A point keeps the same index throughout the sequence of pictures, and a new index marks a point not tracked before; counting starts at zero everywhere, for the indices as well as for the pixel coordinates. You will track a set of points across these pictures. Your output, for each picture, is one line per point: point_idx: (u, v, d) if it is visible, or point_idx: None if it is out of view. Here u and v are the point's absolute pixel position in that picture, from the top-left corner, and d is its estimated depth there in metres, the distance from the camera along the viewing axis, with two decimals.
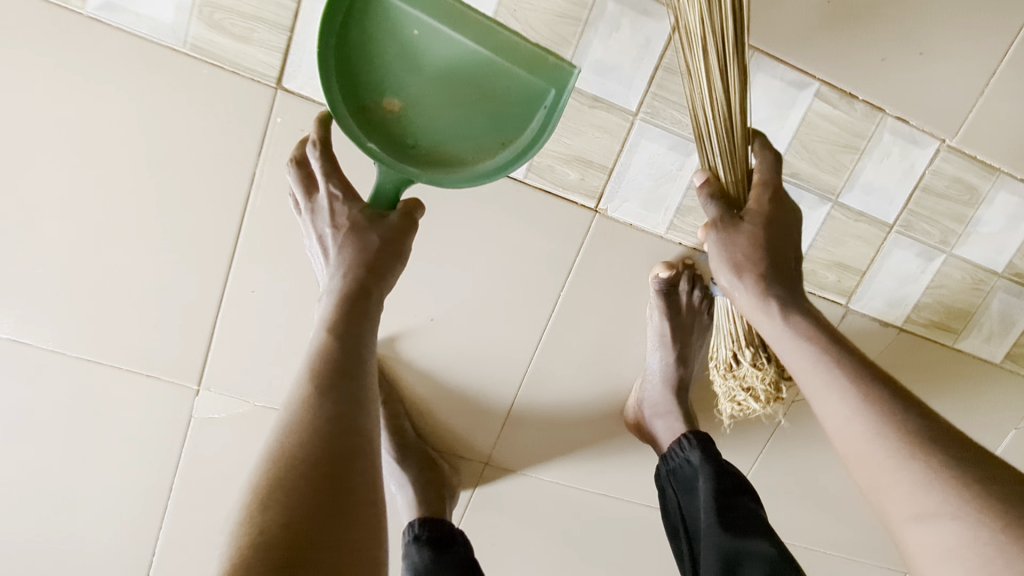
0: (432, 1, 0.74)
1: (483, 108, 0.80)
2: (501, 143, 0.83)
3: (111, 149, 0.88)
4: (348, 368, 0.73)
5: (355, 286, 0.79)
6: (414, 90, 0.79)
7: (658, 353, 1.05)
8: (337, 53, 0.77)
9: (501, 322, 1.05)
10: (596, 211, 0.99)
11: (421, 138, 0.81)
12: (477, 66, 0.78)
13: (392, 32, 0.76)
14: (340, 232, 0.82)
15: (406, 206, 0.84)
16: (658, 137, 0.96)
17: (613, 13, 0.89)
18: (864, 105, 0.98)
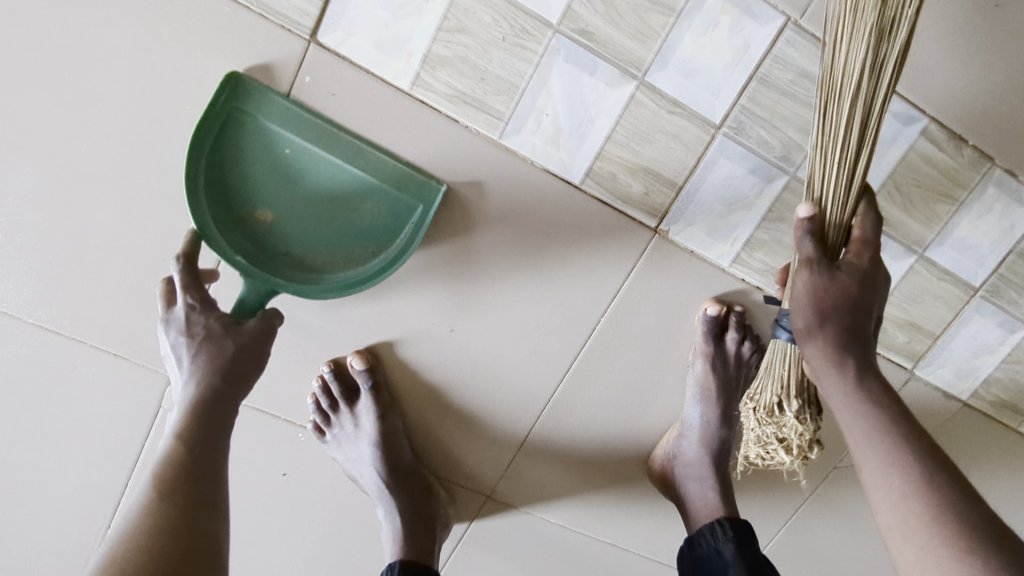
0: (303, 122, 0.75)
1: (325, 207, 0.79)
2: (370, 251, 0.81)
3: (104, 88, 0.74)
4: (206, 434, 0.73)
5: (209, 394, 0.76)
6: (285, 194, 0.78)
7: (698, 406, 0.95)
8: (211, 195, 0.76)
9: (527, 344, 0.92)
10: (655, 231, 0.87)
11: (294, 253, 0.80)
12: (347, 199, 0.79)
13: (263, 152, 0.76)
14: (198, 338, 0.78)
15: (256, 333, 0.80)
16: (739, 157, 0.83)
17: (712, 7, 0.76)
18: (973, 151, 0.86)
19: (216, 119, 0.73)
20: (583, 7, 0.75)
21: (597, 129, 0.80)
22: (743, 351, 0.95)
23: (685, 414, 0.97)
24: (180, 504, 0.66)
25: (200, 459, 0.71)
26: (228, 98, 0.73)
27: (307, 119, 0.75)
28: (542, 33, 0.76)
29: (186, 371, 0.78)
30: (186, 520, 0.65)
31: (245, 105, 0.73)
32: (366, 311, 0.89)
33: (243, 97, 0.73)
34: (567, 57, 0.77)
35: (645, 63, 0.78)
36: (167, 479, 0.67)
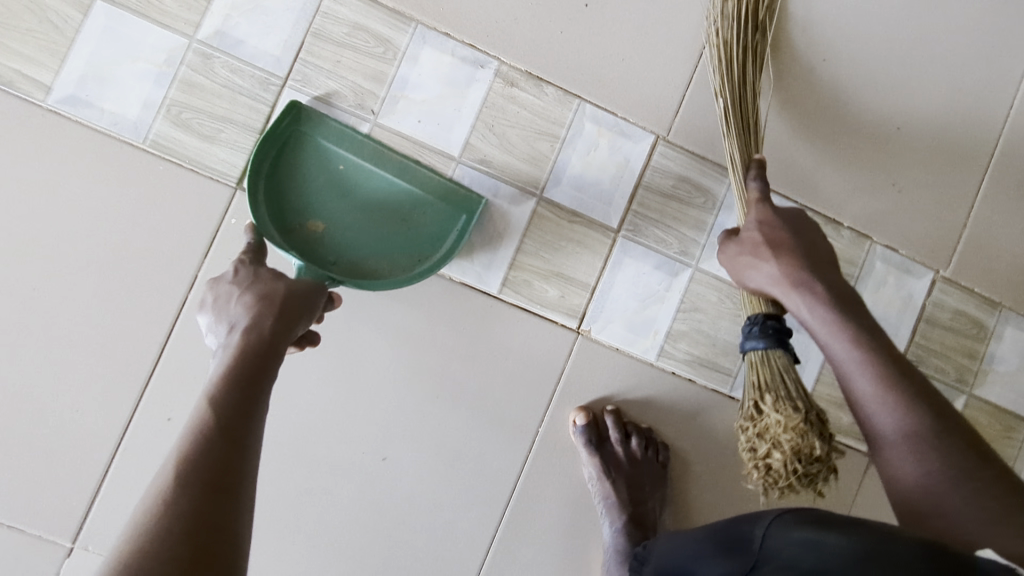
0: (356, 141, 0.79)
1: (382, 218, 0.81)
2: (419, 261, 0.82)
3: (41, 243, 0.80)
4: (243, 395, 0.58)
5: (257, 335, 0.62)
6: (340, 207, 0.80)
7: (608, 518, 0.86)
8: (269, 205, 0.78)
9: (466, 465, 0.87)
10: (578, 332, 0.89)
11: (344, 261, 0.79)
12: (398, 210, 0.81)
13: (320, 167, 0.79)
14: (246, 288, 0.66)
15: (305, 293, 0.67)
16: (642, 255, 0.90)
17: (591, 132, 0.89)
18: (851, 231, 0.95)
19: (277, 139, 0.78)
20: (480, 141, 0.87)
21: (507, 242, 0.87)
22: (634, 450, 0.87)
23: (602, 530, 0.88)
24: (198, 492, 0.51)
25: (231, 429, 0.55)
26: (291, 122, 0.78)
27: (359, 138, 0.79)
28: (447, 164, 0.86)
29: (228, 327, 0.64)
30: (197, 517, 0.50)
31: (303, 126, 0.78)
32: (293, 446, 0.85)
33: (303, 120, 0.79)
34: (470, 183, 0.86)
35: (541, 181, 0.88)
36: (192, 459, 0.53)
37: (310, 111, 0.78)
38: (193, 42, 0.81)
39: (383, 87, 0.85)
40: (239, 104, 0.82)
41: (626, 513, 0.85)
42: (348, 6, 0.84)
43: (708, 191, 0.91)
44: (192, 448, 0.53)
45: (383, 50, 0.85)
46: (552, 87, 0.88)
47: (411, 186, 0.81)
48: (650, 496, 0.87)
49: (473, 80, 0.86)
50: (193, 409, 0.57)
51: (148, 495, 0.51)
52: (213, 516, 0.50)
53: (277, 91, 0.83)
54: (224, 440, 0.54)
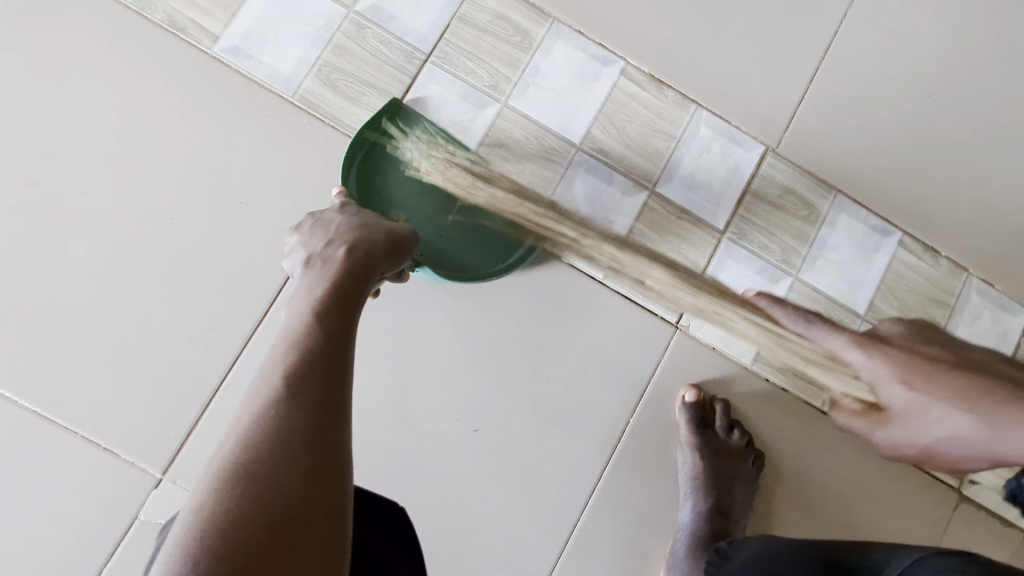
0: (448, 146, 0.87)
1: (460, 221, 0.86)
2: (493, 266, 0.86)
3: (181, 175, 0.84)
4: (344, 311, 0.61)
5: (356, 257, 0.66)
6: (422, 202, 0.86)
7: (687, 500, 0.85)
8: (359, 189, 0.84)
9: (557, 443, 0.87)
10: (676, 327, 0.91)
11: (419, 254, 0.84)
12: (474, 218, 0.86)
13: (411, 165, 0.85)
14: (350, 219, 0.72)
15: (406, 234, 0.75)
16: (746, 258, 0.92)
17: (704, 137, 0.93)
18: (949, 261, 0.96)
19: (375, 130, 0.85)
20: (600, 132, 0.91)
21: (616, 229, 0.90)
22: (735, 442, 0.87)
23: (677, 517, 0.86)
24: (312, 397, 0.52)
25: (332, 344, 0.58)
26: (389, 117, 0.85)
27: (450, 144, 0.87)
28: (567, 150, 0.90)
29: (323, 242, 0.69)
30: (312, 435, 0.50)
31: (399, 122, 0.86)
32: (385, 405, 0.85)
33: (400, 118, 0.86)
34: (586, 169, 0.91)
35: (653, 177, 0.92)
36: (299, 371, 0.54)
37: (411, 114, 0.86)
38: (350, 12, 0.88)
39: (516, 73, 0.91)
40: (383, 72, 0.88)
41: (709, 498, 0.84)
42: None
43: (812, 205, 0.94)
44: (302, 358, 0.55)
45: (520, 40, 0.91)
46: (672, 91, 0.93)
47: (489, 196, 0.87)
48: (737, 491, 0.86)
49: (599, 76, 0.91)
50: (295, 315, 0.60)
51: (253, 404, 0.52)
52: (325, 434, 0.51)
53: (419, 65, 0.89)
54: (328, 354, 0.57)
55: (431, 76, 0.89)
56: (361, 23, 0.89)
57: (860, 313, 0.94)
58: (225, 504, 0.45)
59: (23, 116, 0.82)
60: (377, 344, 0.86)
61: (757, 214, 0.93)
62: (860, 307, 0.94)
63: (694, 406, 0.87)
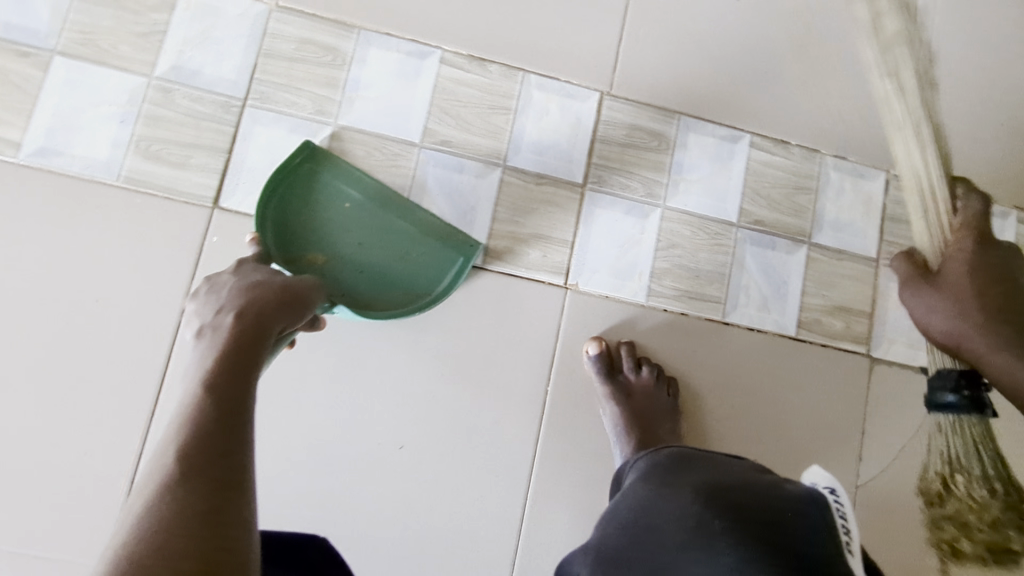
0: (364, 183, 0.87)
1: (384, 255, 0.86)
2: (418, 296, 0.86)
3: (26, 291, 0.81)
4: (242, 380, 0.58)
5: (251, 318, 0.63)
6: (342, 241, 0.85)
7: (615, 448, 0.87)
8: (276, 236, 0.83)
9: (485, 432, 0.88)
10: (567, 287, 0.93)
11: (344, 293, 0.84)
12: (401, 248, 0.87)
13: (327, 206, 0.86)
14: (241, 281, 0.69)
15: (305, 288, 0.71)
16: (612, 203, 0.95)
17: (539, 99, 0.94)
18: (800, 149, 1.00)
19: (290, 174, 0.84)
20: (437, 125, 0.91)
21: (481, 213, 0.91)
22: (646, 378, 0.90)
23: (614, 462, 0.89)
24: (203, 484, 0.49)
25: (227, 420, 0.54)
26: (303, 161, 0.85)
27: (367, 181, 0.87)
28: (411, 151, 0.90)
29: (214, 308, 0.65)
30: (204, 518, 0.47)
31: (314, 166, 0.85)
32: (305, 451, 0.85)
33: (316, 159, 0.86)
34: (435, 164, 0.91)
35: (502, 152, 0.93)
36: (189, 456, 0.51)
37: (327, 156, 0.86)
38: (152, 79, 0.86)
39: (337, 91, 0.90)
40: (204, 129, 0.86)
41: (634, 438, 0.86)
42: (293, 25, 0.90)
43: (659, 134, 0.97)
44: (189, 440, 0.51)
45: (332, 58, 0.90)
46: (495, 64, 0.93)
47: (412, 224, 0.87)
48: (659, 424, 0.88)
49: (420, 71, 0.92)
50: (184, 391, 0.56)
51: (139, 498, 0.49)
52: (217, 515, 0.48)
53: (238, 112, 0.87)
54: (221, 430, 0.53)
55: (253, 118, 0.88)
56: (166, 86, 0.87)
57: (733, 221, 0.97)
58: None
59: None
60: (280, 395, 0.85)
61: (628, 156, 0.96)
62: (732, 216, 0.97)
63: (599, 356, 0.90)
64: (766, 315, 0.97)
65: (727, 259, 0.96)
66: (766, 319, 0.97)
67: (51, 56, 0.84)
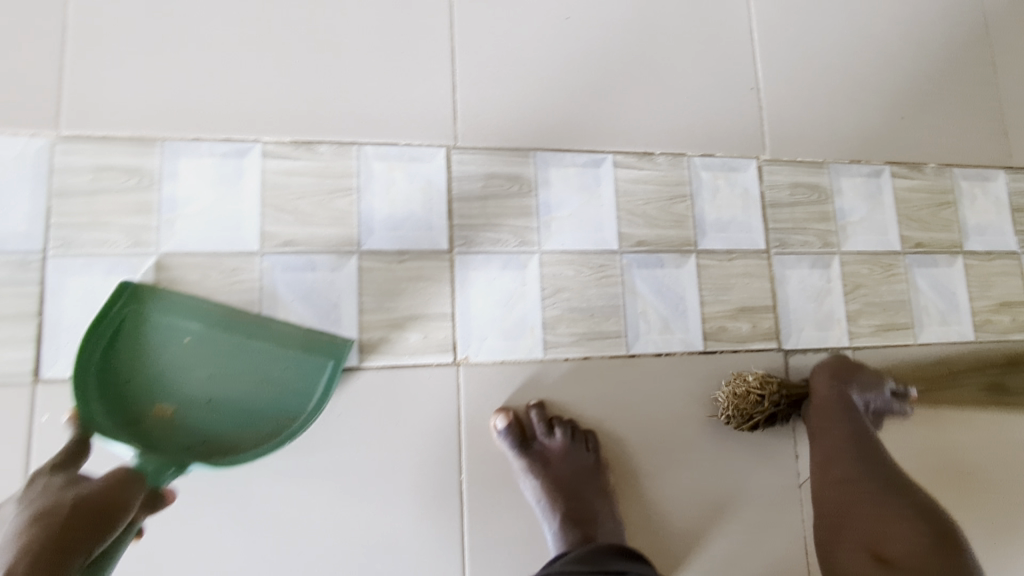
0: (203, 310, 0.79)
1: (242, 384, 0.78)
2: (290, 418, 0.79)
3: None
4: None
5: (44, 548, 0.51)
6: (190, 382, 0.77)
7: (546, 524, 0.83)
8: (107, 398, 0.74)
9: (404, 543, 0.81)
10: (458, 363, 0.86)
11: (203, 439, 0.76)
12: (259, 372, 0.79)
13: (163, 347, 0.77)
14: (22, 509, 0.56)
15: (115, 488, 0.59)
16: (486, 262, 0.88)
17: (381, 171, 0.87)
18: (665, 157, 0.96)
19: (111, 323, 0.75)
20: (275, 226, 0.83)
21: (346, 309, 0.84)
22: (560, 442, 0.85)
23: (545, 542, 0.84)
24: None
25: None
26: (125, 305, 0.76)
27: (205, 308, 0.79)
28: (252, 261, 0.82)
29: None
30: None
31: (138, 307, 0.77)
32: None
33: (139, 299, 0.77)
34: (282, 268, 0.82)
35: (354, 237, 0.85)
36: None
37: (152, 292, 0.77)
38: None
39: (152, 215, 0.80)
40: (5, 296, 0.76)
41: (562, 510, 0.82)
42: (83, 154, 0.79)
43: (518, 177, 0.91)
44: None
45: (137, 180, 0.80)
46: (324, 145, 0.85)
47: (267, 342, 0.80)
48: (585, 486, 0.84)
49: (242, 171, 0.83)
50: None
51: None
52: None
53: (41, 266, 0.77)
54: None
55: (61, 269, 0.77)
56: None
57: (615, 248, 0.93)
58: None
59: None
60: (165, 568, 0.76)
61: (490, 208, 0.89)
62: (612, 243, 0.93)
63: (507, 431, 0.84)
64: (670, 336, 0.93)
65: (618, 289, 0.92)
66: (671, 340, 0.93)
67: None
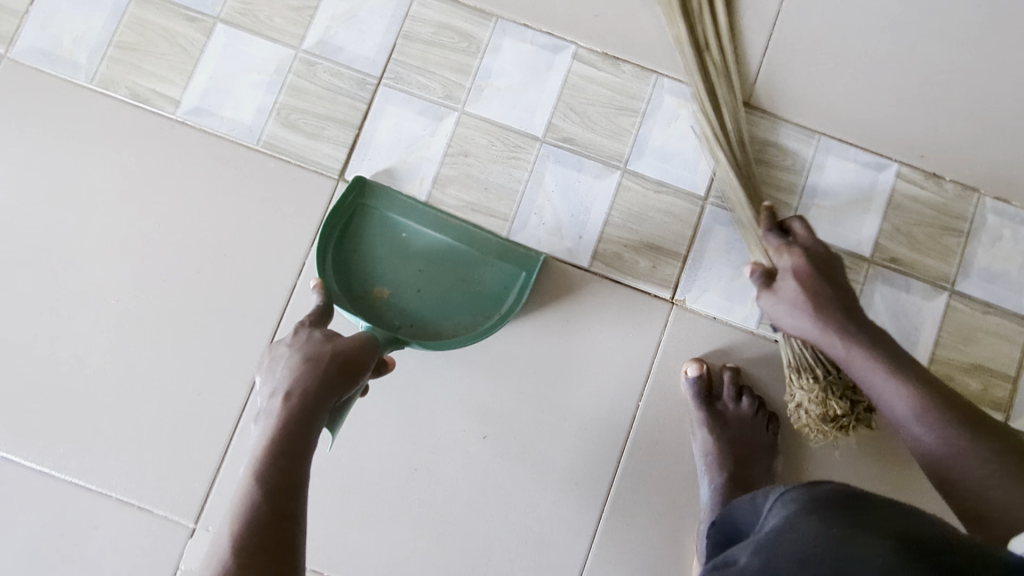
0: (419, 211, 0.87)
1: (445, 281, 0.86)
2: (484, 317, 0.86)
3: (164, 237, 0.86)
4: (284, 474, 0.60)
5: (301, 401, 0.64)
6: (402, 270, 0.86)
7: (705, 478, 0.84)
8: (337, 274, 0.85)
9: (570, 435, 0.87)
10: (672, 302, 0.89)
11: (410, 322, 0.85)
12: (460, 274, 0.86)
13: (385, 237, 0.86)
14: (295, 354, 0.69)
15: (354, 354, 0.70)
16: (733, 221, 0.89)
17: (670, 105, 0.90)
18: (954, 186, 0.90)
19: (346, 210, 0.86)
20: (562, 121, 0.90)
21: (595, 215, 0.89)
22: (743, 410, 0.85)
23: (699, 495, 0.85)
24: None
25: (281, 515, 0.58)
26: (357, 196, 0.86)
27: (422, 209, 0.87)
28: (532, 145, 0.90)
29: (272, 387, 0.67)
30: None
31: (366, 199, 0.86)
32: (393, 424, 0.87)
33: (368, 195, 0.87)
34: (555, 161, 0.90)
35: (624, 155, 0.90)
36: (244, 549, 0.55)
37: (377, 189, 0.86)
38: (298, 52, 0.90)
39: (468, 78, 0.90)
40: (339, 104, 0.90)
41: (728, 472, 0.83)
42: (434, 9, 0.91)
43: (795, 153, 0.90)
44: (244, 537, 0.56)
45: (467, 44, 0.91)
46: (629, 65, 0.91)
47: (470, 248, 0.87)
48: (755, 462, 0.84)
49: (552, 64, 0.91)
50: (241, 482, 0.60)
51: None
52: None
53: (372, 90, 0.90)
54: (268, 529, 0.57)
55: (386, 97, 0.90)
56: (310, 58, 0.91)
57: (865, 256, 0.89)
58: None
59: (12, 206, 0.86)
60: None
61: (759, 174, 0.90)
62: (864, 250, 0.89)
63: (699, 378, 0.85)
64: None
65: None
66: None
67: (214, 23, 0.90)
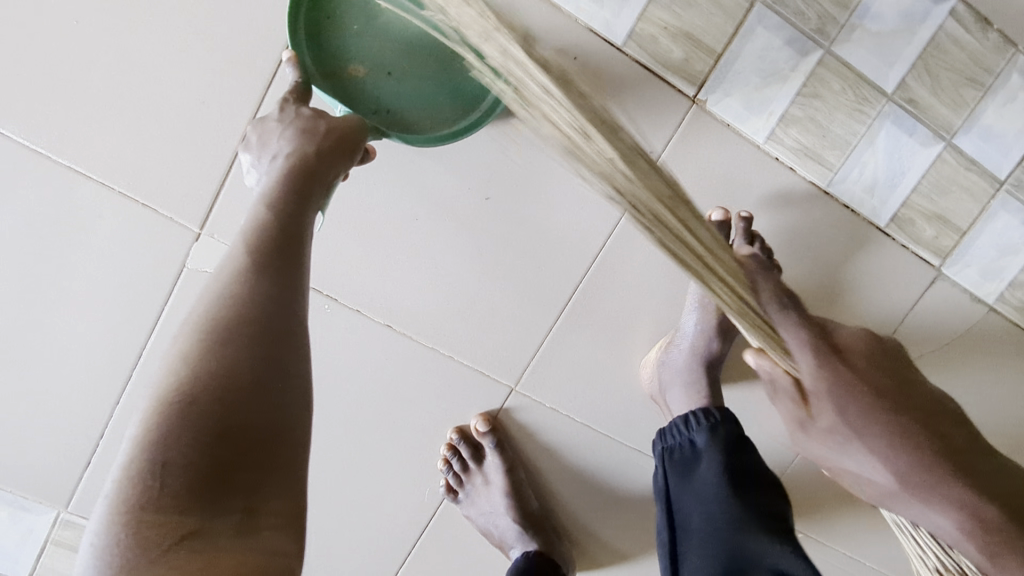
0: None
1: (421, 63, 0.79)
2: (462, 107, 0.82)
3: None
4: (283, 246, 0.63)
5: (299, 167, 0.68)
6: (378, 46, 0.78)
7: (694, 314, 0.91)
8: (311, 49, 0.78)
9: (565, 211, 0.92)
10: (693, 101, 0.89)
11: (387, 107, 0.80)
12: (439, 59, 0.79)
13: (359, 6, 0.77)
14: (287, 129, 0.71)
15: (347, 131, 0.72)
16: (777, 27, 0.85)
17: None
18: (998, 37, 0.88)
19: None
20: None
21: None
22: None
23: (682, 324, 0.93)
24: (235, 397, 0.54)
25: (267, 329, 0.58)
26: None
27: None
28: None
29: (270, 156, 0.72)
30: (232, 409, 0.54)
31: None
32: (396, 170, 0.88)
33: None
34: None
35: None
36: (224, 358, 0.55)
37: None
38: None
39: None
40: None
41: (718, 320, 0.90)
42: None
43: None
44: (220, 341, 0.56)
45: None
46: None
47: None
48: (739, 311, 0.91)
49: None
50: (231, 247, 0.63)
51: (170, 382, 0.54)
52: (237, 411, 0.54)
53: None
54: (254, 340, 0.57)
55: None
56: None
57: (887, 92, 0.89)
58: (164, 465, 0.51)
59: None
60: None
61: None
62: (888, 86, 0.89)
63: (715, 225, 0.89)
64: (866, 198, 0.94)
65: (861, 128, 0.91)
66: (864, 202, 0.95)
67: None
